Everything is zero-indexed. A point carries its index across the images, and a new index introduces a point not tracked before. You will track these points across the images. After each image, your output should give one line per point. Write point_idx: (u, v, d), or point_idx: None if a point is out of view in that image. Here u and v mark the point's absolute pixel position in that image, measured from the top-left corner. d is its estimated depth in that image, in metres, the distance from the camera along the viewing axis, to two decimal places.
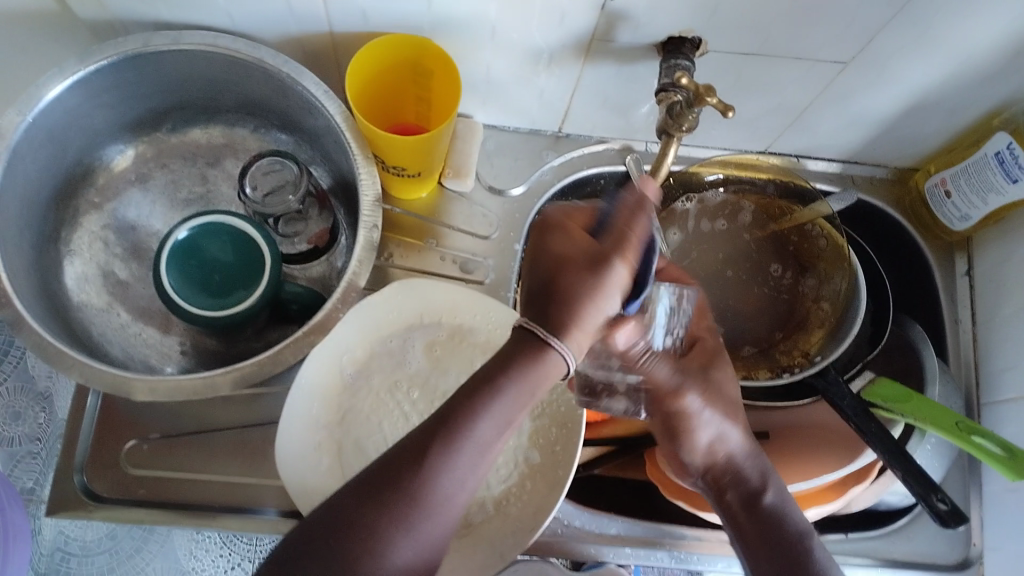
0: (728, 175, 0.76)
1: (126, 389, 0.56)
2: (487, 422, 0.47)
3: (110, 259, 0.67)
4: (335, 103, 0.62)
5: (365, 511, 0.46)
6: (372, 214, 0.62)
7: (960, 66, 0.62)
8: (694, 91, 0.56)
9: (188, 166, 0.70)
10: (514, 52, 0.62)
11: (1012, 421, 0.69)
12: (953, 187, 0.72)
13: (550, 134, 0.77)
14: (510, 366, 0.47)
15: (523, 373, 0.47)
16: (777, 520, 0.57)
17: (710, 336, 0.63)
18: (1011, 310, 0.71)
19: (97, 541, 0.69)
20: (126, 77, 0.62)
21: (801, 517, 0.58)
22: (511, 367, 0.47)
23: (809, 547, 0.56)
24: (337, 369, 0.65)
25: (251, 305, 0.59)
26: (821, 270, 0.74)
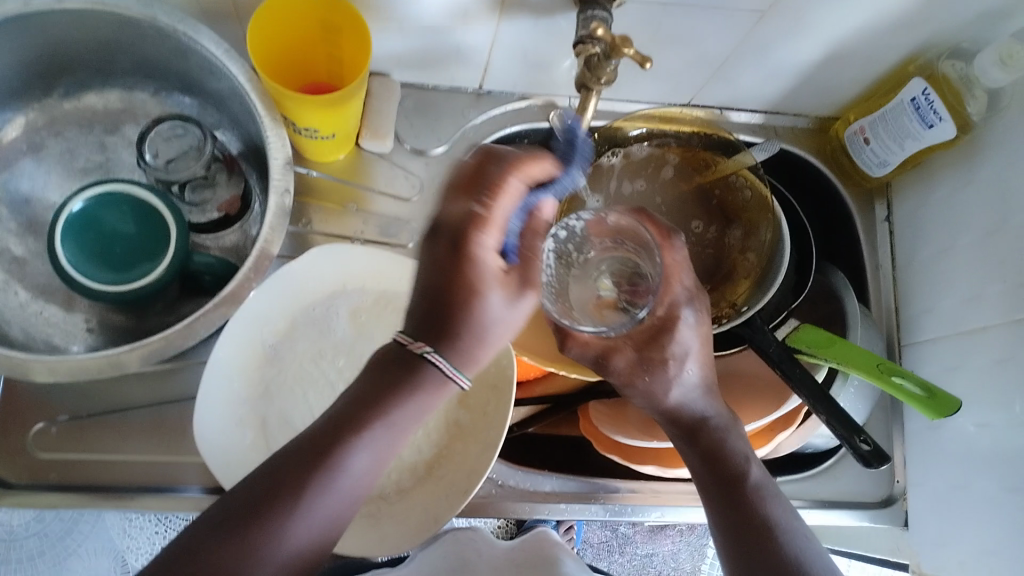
0: (652, 129, 0.75)
1: (23, 371, 0.53)
2: (361, 454, 0.49)
3: (4, 234, 0.63)
4: (237, 63, 0.58)
5: (267, 497, 0.47)
6: (283, 178, 0.59)
7: (875, 12, 0.62)
8: (610, 42, 0.54)
9: (84, 134, 0.66)
10: (426, 3, 0.59)
11: (931, 361, 0.71)
12: (872, 135, 0.72)
13: (471, 91, 0.75)
14: (382, 397, 0.50)
15: (405, 397, 0.50)
16: (715, 453, 0.59)
17: (676, 295, 0.59)
18: (929, 255, 0.72)
19: (28, 526, 0.77)
20: (9, 39, 0.57)
21: (757, 470, 0.59)
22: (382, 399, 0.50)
23: (762, 500, 0.57)
24: (258, 343, 0.63)
25: (157, 277, 0.56)
26: (746, 221, 0.74)
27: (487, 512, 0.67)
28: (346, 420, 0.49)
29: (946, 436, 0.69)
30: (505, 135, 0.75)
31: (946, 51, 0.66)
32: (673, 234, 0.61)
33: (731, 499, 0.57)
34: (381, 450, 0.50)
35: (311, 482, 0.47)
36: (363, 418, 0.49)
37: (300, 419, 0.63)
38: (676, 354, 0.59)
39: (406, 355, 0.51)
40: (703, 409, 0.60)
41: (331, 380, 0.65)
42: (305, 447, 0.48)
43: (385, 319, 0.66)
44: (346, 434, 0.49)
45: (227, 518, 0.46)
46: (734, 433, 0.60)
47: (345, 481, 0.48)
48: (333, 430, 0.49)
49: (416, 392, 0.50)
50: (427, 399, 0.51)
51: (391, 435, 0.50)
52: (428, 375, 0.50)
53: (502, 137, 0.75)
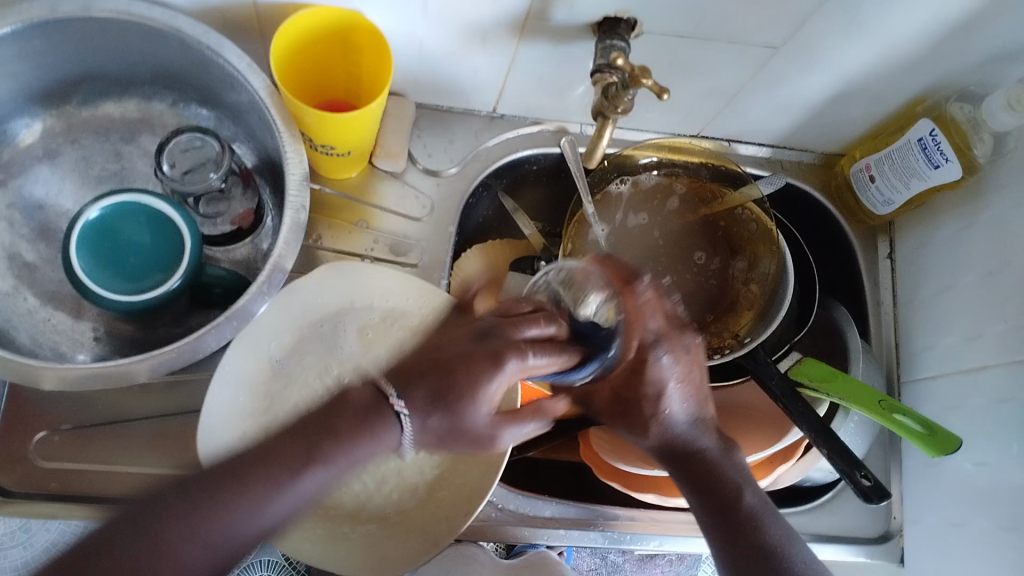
0: (662, 158, 0.76)
1: (33, 378, 0.53)
2: (304, 482, 0.47)
3: (15, 240, 0.63)
4: (260, 77, 0.59)
5: (205, 495, 0.46)
6: (299, 195, 0.59)
7: (886, 53, 0.63)
8: (630, 72, 0.56)
9: (100, 142, 0.67)
10: (448, 29, 0.60)
11: (931, 399, 0.72)
12: (877, 173, 0.73)
13: (484, 115, 0.76)
14: (341, 434, 0.48)
15: (354, 435, 0.48)
16: (708, 484, 0.59)
17: (643, 335, 0.57)
18: (930, 293, 0.73)
19: None
20: (33, 45, 0.58)
21: (755, 498, 0.59)
22: (342, 436, 0.48)
23: (760, 529, 0.58)
24: (265, 357, 0.63)
25: (170, 288, 0.56)
26: (749, 253, 0.75)
27: (486, 537, 0.67)
28: (295, 437, 0.48)
29: (945, 474, 0.69)
30: (516, 159, 0.77)
31: (954, 93, 0.67)
32: (635, 278, 0.57)
33: (726, 531, 0.58)
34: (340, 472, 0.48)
35: (268, 475, 0.47)
36: (317, 438, 0.48)
37: None
38: (650, 397, 0.58)
39: (381, 401, 0.48)
40: (696, 441, 0.60)
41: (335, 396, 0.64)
42: (246, 457, 0.48)
43: (391, 336, 0.66)
44: (296, 454, 0.48)
45: (195, 483, 0.47)
46: (730, 463, 0.60)
47: (291, 493, 0.47)
48: (288, 442, 0.48)
49: (363, 435, 0.48)
50: (367, 442, 0.48)
51: (333, 468, 0.48)
52: (388, 419, 0.48)
53: (512, 161, 0.76)
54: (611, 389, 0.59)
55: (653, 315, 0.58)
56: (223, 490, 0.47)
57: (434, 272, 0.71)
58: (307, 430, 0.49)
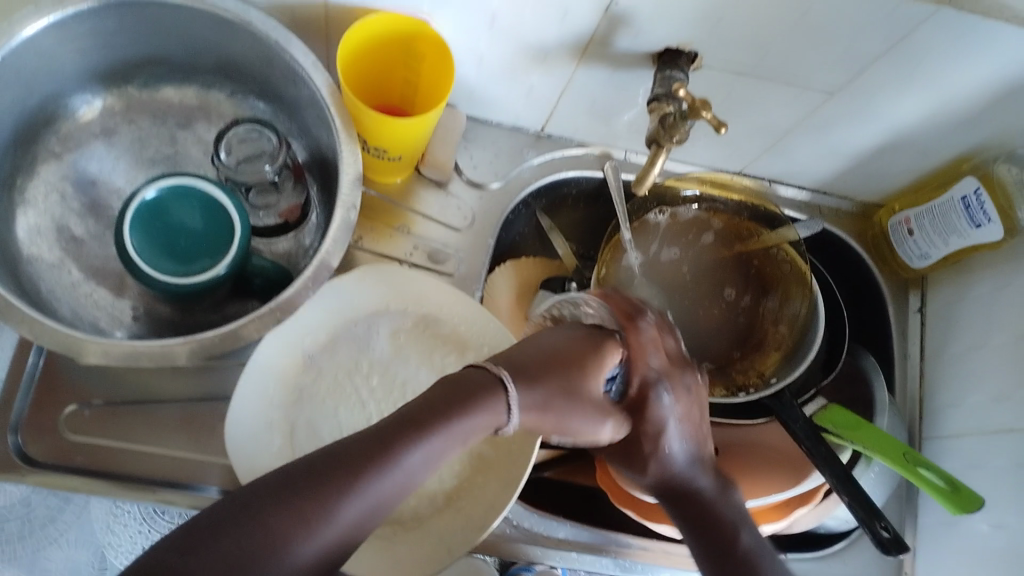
0: (704, 192, 0.77)
1: (77, 350, 0.54)
2: (419, 457, 0.43)
3: (66, 213, 0.64)
4: (322, 75, 0.60)
5: (321, 473, 0.41)
6: (351, 194, 0.60)
7: (940, 108, 0.64)
8: (691, 103, 0.56)
9: (157, 126, 0.68)
10: (511, 46, 0.62)
11: (952, 455, 0.72)
12: (916, 227, 0.74)
13: (532, 133, 0.76)
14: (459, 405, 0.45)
15: (471, 414, 0.45)
16: (704, 524, 0.59)
17: (645, 372, 0.61)
18: (959, 350, 0.74)
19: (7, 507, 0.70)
20: (106, 23, 0.59)
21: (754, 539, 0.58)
22: (462, 408, 0.45)
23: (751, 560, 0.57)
24: (298, 350, 0.63)
25: (217, 273, 0.57)
26: (781, 293, 0.76)
27: (498, 551, 0.67)
28: (404, 422, 0.44)
29: (960, 532, 0.69)
30: (558, 179, 0.77)
31: (1004, 153, 0.68)
32: (638, 315, 0.62)
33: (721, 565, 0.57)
34: (436, 453, 0.44)
35: (366, 461, 0.42)
36: (419, 428, 0.44)
37: (328, 432, 0.62)
38: (654, 433, 0.60)
39: (494, 383, 0.48)
40: (693, 479, 0.61)
41: (362, 398, 0.64)
42: (369, 435, 0.43)
43: (423, 342, 0.67)
44: (411, 432, 0.44)
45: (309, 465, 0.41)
46: (723, 501, 0.61)
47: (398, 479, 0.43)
48: (395, 427, 0.44)
49: (477, 412, 0.46)
50: (483, 410, 0.46)
51: (443, 448, 0.45)
52: (495, 400, 0.47)
53: (555, 181, 0.77)
54: (618, 427, 0.62)
55: (656, 354, 0.62)
56: (356, 459, 0.42)
57: (469, 282, 0.72)
58: (416, 411, 0.45)
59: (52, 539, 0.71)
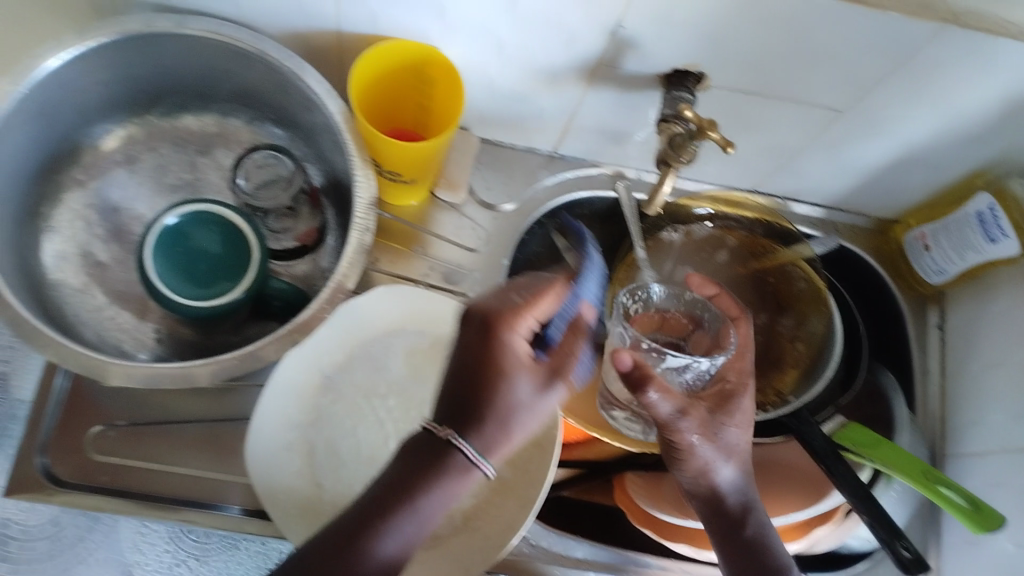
0: (717, 210, 0.77)
1: (101, 373, 0.55)
2: (395, 534, 0.49)
3: (91, 240, 0.66)
4: (336, 102, 0.62)
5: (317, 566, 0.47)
6: (366, 217, 0.62)
7: (951, 124, 0.64)
8: (697, 125, 0.56)
9: (176, 152, 0.69)
10: (521, 70, 0.63)
11: (974, 472, 0.71)
12: (932, 242, 0.73)
13: (545, 153, 0.78)
14: (427, 480, 0.49)
15: (440, 485, 0.49)
16: (759, 544, 0.59)
17: (744, 365, 0.63)
18: (979, 366, 0.73)
19: (39, 526, 0.69)
20: (127, 56, 0.61)
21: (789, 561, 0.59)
22: (429, 483, 0.49)
23: None
24: (316, 370, 0.65)
25: (234, 297, 0.59)
26: (798, 310, 0.75)
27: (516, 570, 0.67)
28: (383, 500, 0.50)
29: (983, 550, 0.68)
30: (571, 199, 0.78)
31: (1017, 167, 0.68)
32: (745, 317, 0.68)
33: None
34: (418, 520, 0.50)
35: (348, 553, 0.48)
36: (395, 505, 0.49)
37: (346, 451, 0.64)
38: (742, 420, 0.60)
39: (435, 443, 0.50)
40: (748, 493, 0.61)
41: (379, 417, 0.65)
42: (348, 523, 0.49)
43: (438, 363, 0.67)
44: (387, 513, 0.49)
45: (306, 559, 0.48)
46: (750, 521, 0.60)
47: (381, 557, 0.49)
48: (373, 510, 0.49)
49: (438, 484, 0.49)
50: (454, 484, 0.50)
51: (420, 516, 0.50)
52: (459, 466, 0.50)
53: (569, 201, 0.77)
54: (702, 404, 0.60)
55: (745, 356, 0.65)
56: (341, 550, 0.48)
57: None
58: (390, 488, 0.50)
59: (82, 559, 0.68)
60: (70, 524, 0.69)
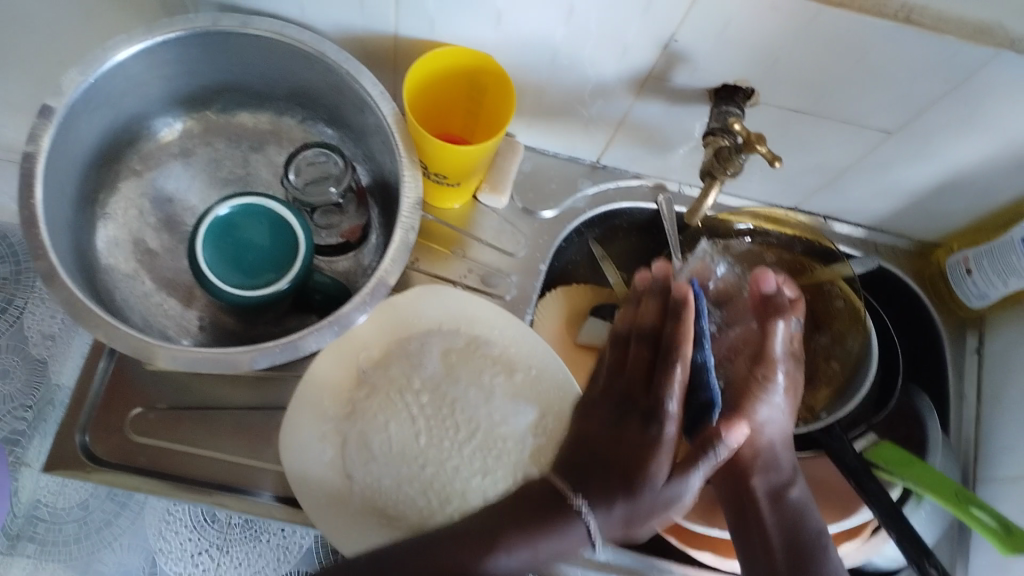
0: (757, 226, 0.77)
1: (148, 355, 0.57)
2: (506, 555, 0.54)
3: (143, 228, 0.67)
4: (389, 105, 0.63)
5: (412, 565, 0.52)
6: (411, 217, 0.62)
7: (1001, 150, 0.63)
8: (745, 138, 0.57)
9: (231, 147, 0.72)
10: (570, 78, 0.64)
11: (1007, 500, 0.70)
12: (975, 266, 0.73)
13: (587, 163, 0.78)
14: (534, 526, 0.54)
15: (553, 526, 0.55)
16: (797, 516, 0.61)
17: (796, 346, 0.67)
18: (1017, 393, 0.72)
19: (69, 508, 0.88)
20: (191, 52, 0.63)
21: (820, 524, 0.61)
22: (534, 527, 0.54)
23: (826, 547, 0.59)
24: (353, 366, 0.66)
25: (279, 288, 0.60)
26: (836, 329, 0.74)
27: None
28: (498, 523, 0.55)
29: None
30: (611, 210, 0.79)
31: None
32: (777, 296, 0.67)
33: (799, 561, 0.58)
34: (525, 554, 0.54)
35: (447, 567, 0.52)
36: (507, 529, 0.55)
37: (379, 447, 0.63)
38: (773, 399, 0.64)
39: (562, 501, 0.56)
40: (787, 462, 0.64)
41: (412, 415, 0.64)
42: (459, 537, 0.54)
43: (473, 363, 0.67)
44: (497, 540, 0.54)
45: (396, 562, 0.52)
46: (795, 486, 0.63)
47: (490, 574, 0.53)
48: (482, 532, 0.55)
49: (558, 538, 0.55)
50: (567, 531, 0.55)
51: (533, 557, 0.55)
52: (569, 513, 0.56)
53: (607, 211, 0.78)
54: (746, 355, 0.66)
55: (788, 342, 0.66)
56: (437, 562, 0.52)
57: (520, 306, 0.73)
58: (504, 518, 0.55)
59: (114, 539, 0.86)
60: (99, 507, 0.87)
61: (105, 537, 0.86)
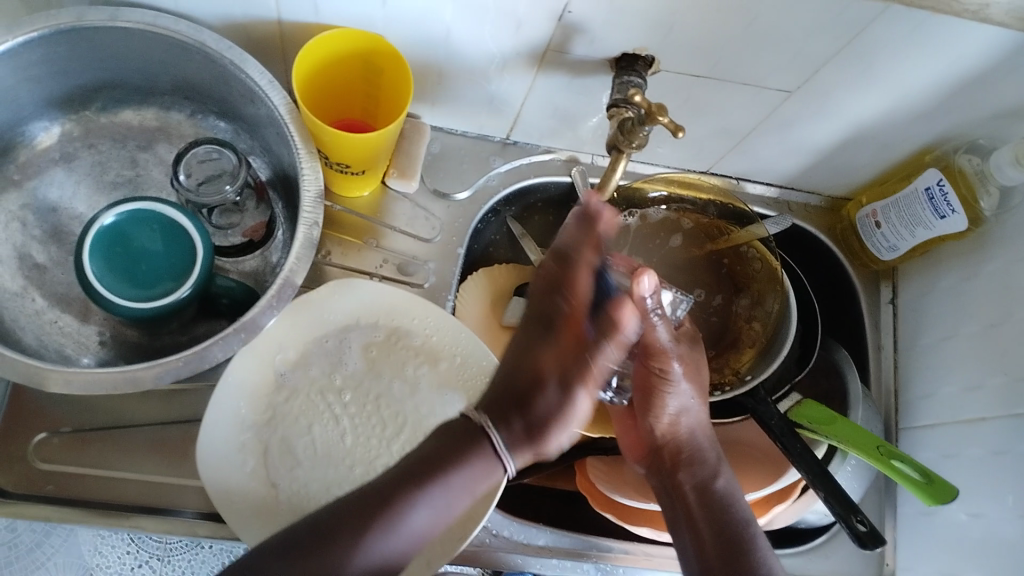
0: (671, 192, 0.76)
1: (39, 380, 0.53)
2: (420, 510, 0.51)
3: (28, 241, 0.63)
4: (279, 94, 0.60)
5: (297, 554, 0.48)
6: (313, 211, 0.60)
7: (899, 101, 0.64)
8: (647, 109, 0.56)
9: (117, 148, 0.67)
10: (468, 55, 0.61)
11: (926, 446, 0.72)
12: (883, 219, 0.74)
13: (497, 140, 0.76)
14: (450, 457, 0.52)
15: (461, 463, 0.52)
16: (721, 506, 0.61)
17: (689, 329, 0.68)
18: (930, 340, 0.74)
19: None
20: (58, 50, 0.59)
21: (746, 507, 0.61)
22: (448, 464, 0.52)
23: (750, 536, 0.59)
24: (269, 369, 0.63)
25: (179, 297, 0.57)
26: (754, 291, 0.76)
27: (478, 562, 0.66)
28: (399, 475, 0.52)
29: (937, 521, 0.70)
30: (526, 185, 0.77)
31: (963, 144, 0.69)
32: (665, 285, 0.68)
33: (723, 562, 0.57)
34: (450, 496, 0.52)
35: (359, 527, 0.49)
36: (414, 482, 0.52)
37: (302, 448, 0.62)
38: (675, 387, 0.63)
39: (475, 431, 0.53)
40: (699, 446, 0.64)
41: (336, 414, 0.64)
42: (370, 492, 0.51)
43: (396, 355, 0.67)
44: (402, 488, 0.51)
45: (302, 540, 0.48)
46: (720, 477, 0.62)
47: (403, 535, 0.50)
48: (392, 482, 0.51)
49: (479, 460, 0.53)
50: (479, 469, 0.52)
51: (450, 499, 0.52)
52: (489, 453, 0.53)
53: (522, 188, 0.77)
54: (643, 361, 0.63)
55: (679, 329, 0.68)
56: (338, 531, 0.49)
57: (440, 293, 0.72)
58: (403, 472, 0.52)
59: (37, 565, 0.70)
60: (27, 530, 0.70)
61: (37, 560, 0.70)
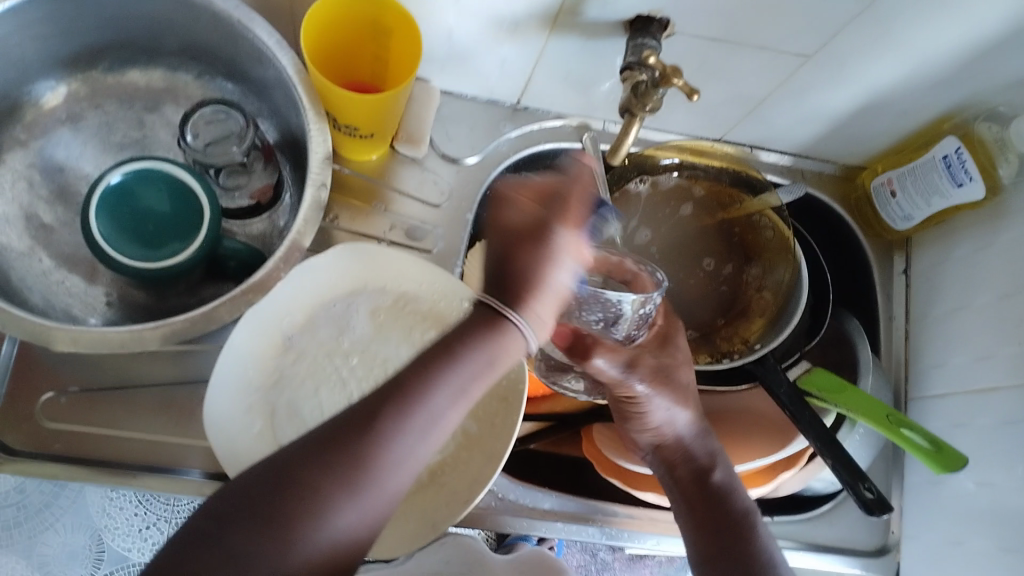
0: (682, 160, 0.75)
1: (45, 338, 0.53)
2: (441, 398, 0.47)
3: (34, 200, 0.63)
4: (287, 53, 0.59)
5: (316, 466, 0.44)
6: (321, 172, 0.60)
7: (919, 67, 0.63)
8: (661, 71, 0.55)
9: (123, 109, 0.67)
10: (480, 16, 0.60)
11: (936, 416, 0.72)
12: (899, 188, 0.73)
13: (508, 105, 0.75)
14: (468, 336, 0.49)
15: (481, 340, 0.49)
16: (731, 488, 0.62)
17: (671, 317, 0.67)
18: (942, 311, 0.73)
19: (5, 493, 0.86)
20: (64, 7, 0.58)
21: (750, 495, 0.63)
22: (469, 337, 0.49)
23: (755, 521, 0.61)
24: (279, 334, 0.62)
25: (187, 258, 0.57)
26: (765, 260, 0.75)
27: (483, 526, 0.67)
28: (424, 364, 0.48)
29: (945, 491, 0.69)
30: (538, 150, 0.76)
31: (982, 112, 0.67)
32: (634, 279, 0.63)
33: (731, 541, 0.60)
34: (459, 392, 0.48)
35: (378, 426, 0.45)
36: (440, 361, 0.48)
37: (308, 411, 0.62)
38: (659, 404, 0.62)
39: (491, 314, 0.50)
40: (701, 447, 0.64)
41: (343, 377, 0.64)
42: (390, 390, 0.47)
43: (404, 319, 0.66)
44: (423, 382, 0.47)
45: (317, 449, 0.44)
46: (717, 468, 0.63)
47: (427, 429, 0.47)
48: (416, 375, 0.48)
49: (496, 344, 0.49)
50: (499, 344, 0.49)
51: (464, 391, 0.48)
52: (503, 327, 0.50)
53: (532, 154, 0.76)
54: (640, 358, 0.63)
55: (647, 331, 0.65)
56: (356, 435, 0.45)
57: (448, 258, 0.71)
58: (426, 357, 0.49)
59: (49, 524, 0.87)
60: (34, 492, 0.87)
61: (45, 519, 0.87)
